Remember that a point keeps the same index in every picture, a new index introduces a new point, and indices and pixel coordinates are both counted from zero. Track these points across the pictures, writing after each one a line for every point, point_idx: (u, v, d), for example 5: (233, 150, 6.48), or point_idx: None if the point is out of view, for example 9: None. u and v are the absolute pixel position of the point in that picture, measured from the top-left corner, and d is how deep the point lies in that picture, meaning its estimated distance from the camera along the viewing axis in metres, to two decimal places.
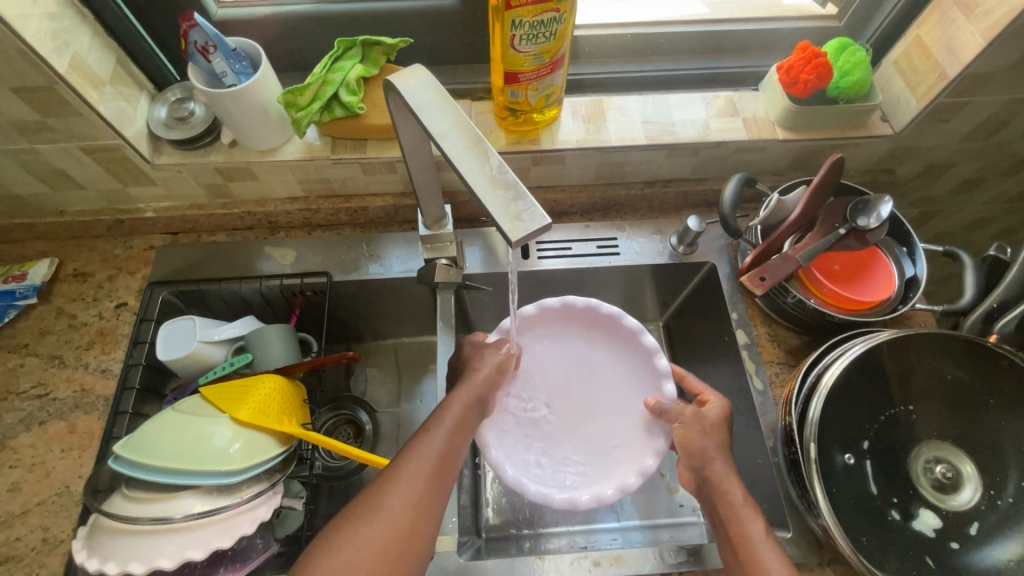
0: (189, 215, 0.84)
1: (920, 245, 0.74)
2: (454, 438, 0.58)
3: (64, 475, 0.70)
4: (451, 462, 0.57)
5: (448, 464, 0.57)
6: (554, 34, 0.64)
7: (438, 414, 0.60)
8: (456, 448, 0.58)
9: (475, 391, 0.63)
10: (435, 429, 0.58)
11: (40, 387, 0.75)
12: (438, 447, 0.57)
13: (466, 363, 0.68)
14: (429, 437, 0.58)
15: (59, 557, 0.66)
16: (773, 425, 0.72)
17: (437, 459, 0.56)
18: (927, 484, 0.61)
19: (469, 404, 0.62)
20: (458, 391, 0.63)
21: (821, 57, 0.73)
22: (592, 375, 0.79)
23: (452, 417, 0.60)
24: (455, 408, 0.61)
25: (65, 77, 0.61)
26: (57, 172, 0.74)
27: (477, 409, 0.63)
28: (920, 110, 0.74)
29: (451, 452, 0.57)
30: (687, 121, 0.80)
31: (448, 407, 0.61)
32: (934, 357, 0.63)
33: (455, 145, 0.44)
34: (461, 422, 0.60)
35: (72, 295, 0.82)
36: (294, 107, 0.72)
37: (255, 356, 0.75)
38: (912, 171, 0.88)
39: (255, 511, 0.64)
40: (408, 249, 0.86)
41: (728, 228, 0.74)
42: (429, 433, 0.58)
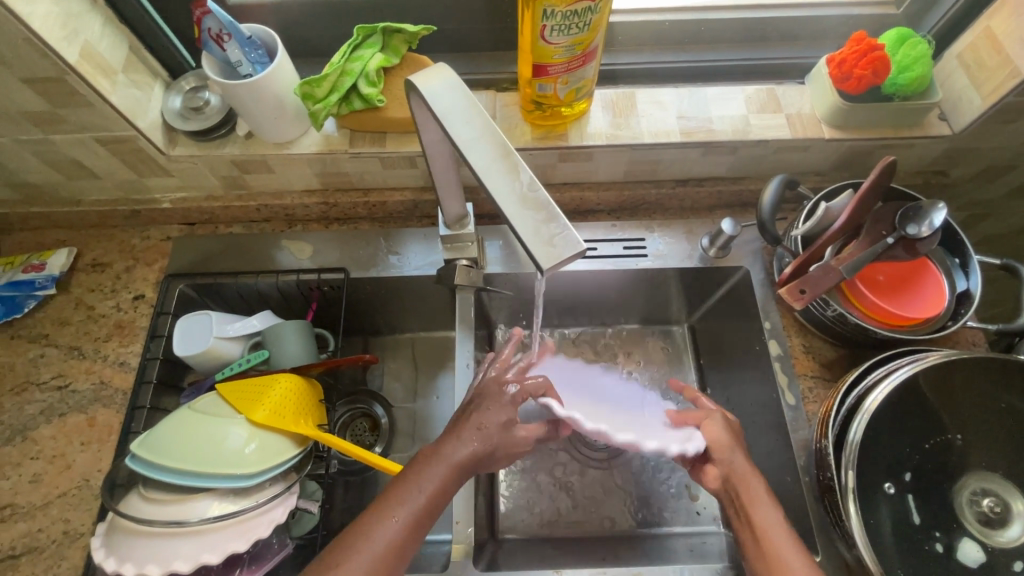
0: (205, 206, 0.82)
1: (975, 257, 0.68)
2: (425, 513, 0.54)
3: (83, 468, 0.70)
4: (414, 539, 0.53)
5: (404, 552, 0.52)
6: (588, 24, 0.59)
7: (406, 484, 0.55)
8: (420, 529, 0.54)
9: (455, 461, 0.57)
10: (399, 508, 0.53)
11: (60, 379, 0.75)
12: (397, 530, 0.52)
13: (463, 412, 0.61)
14: (391, 512, 0.53)
15: (79, 550, 0.66)
16: (805, 443, 0.69)
17: (393, 547, 0.52)
18: (972, 518, 0.58)
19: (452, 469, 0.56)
20: (439, 452, 0.57)
21: (878, 50, 0.67)
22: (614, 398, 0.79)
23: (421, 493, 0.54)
24: (432, 476, 0.56)
25: (75, 68, 0.59)
26: (72, 162, 0.73)
27: (450, 486, 0.57)
28: (983, 111, 0.68)
29: (413, 530, 0.53)
30: (726, 117, 0.75)
31: (419, 478, 0.55)
32: (986, 383, 0.59)
33: (481, 157, 0.41)
34: (435, 498, 0.55)
35: (90, 286, 0.81)
36: (312, 99, 0.70)
37: (271, 354, 0.74)
38: (966, 174, 0.81)
39: (270, 514, 0.63)
40: (428, 245, 0.83)
41: (766, 234, 0.69)
42: (392, 509, 0.53)
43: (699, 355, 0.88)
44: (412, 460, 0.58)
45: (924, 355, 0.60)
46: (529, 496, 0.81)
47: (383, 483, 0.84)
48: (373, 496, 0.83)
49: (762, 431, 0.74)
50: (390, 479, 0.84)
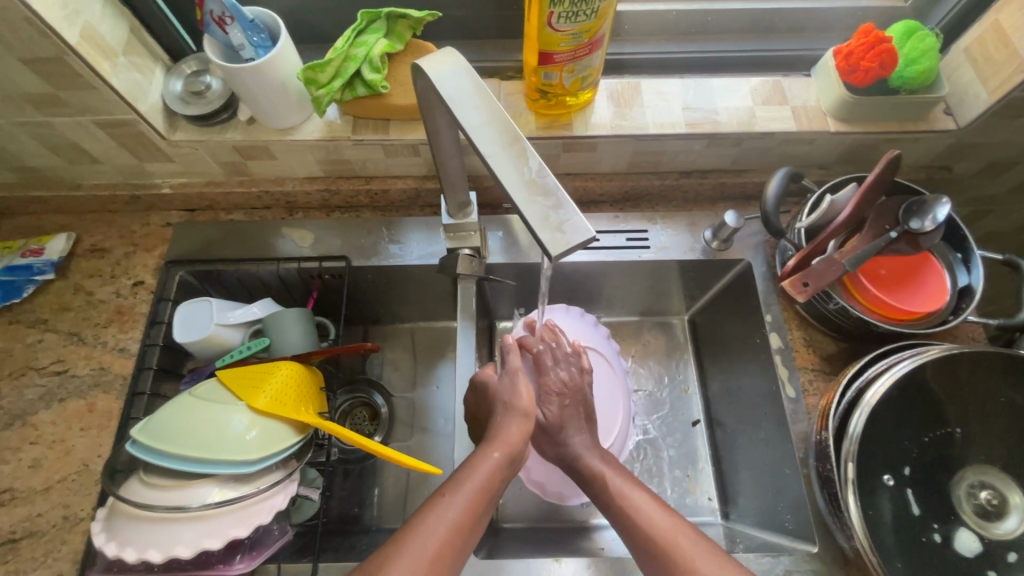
0: (206, 192, 0.81)
1: (978, 252, 0.69)
2: (478, 505, 0.53)
3: (83, 453, 0.70)
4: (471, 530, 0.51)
5: (452, 547, 0.49)
6: (595, 12, 0.59)
7: (457, 478, 0.54)
8: (472, 523, 0.51)
9: (507, 448, 0.57)
10: (450, 496, 0.52)
11: (59, 364, 0.75)
12: (452, 517, 0.50)
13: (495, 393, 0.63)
14: (443, 502, 0.51)
15: (79, 535, 0.66)
16: (804, 435, 0.69)
17: (443, 539, 0.49)
18: (969, 510, 0.58)
19: (501, 462, 0.56)
20: (486, 447, 0.57)
21: (886, 43, 0.66)
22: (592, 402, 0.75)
23: (474, 483, 0.53)
24: (483, 469, 0.55)
25: (76, 49, 0.58)
26: (71, 146, 0.72)
27: (502, 477, 0.56)
28: (989, 105, 0.68)
29: (468, 520, 0.51)
30: (731, 108, 0.75)
31: (472, 468, 0.55)
32: (988, 377, 0.59)
33: (490, 143, 0.41)
34: (485, 494, 0.53)
35: (90, 271, 0.80)
36: (315, 84, 0.69)
37: (272, 341, 0.74)
38: (970, 169, 0.82)
39: (272, 501, 0.63)
40: (429, 234, 0.83)
41: (769, 226, 0.69)
42: (444, 498, 0.52)
43: (699, 347, 0.88)
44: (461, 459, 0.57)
45: (926, 349, 0.60)
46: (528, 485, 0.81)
47: (383, 472, 0.84)
48: (373, 484, 0.83)
49: (761, 423, 0.75)
50: (389, 467, 0.84)
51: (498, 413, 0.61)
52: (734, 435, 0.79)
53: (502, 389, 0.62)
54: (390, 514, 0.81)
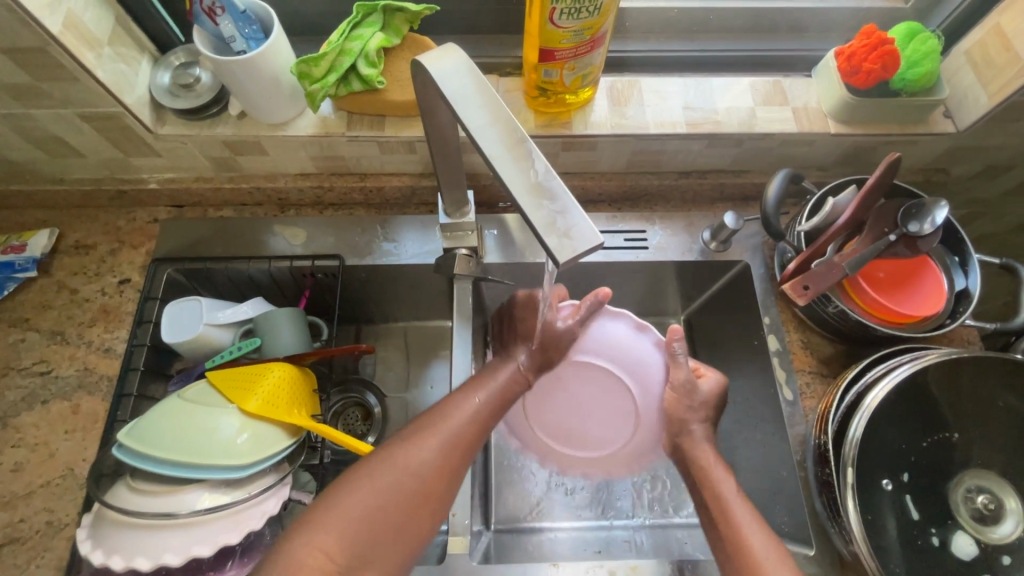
0: (195, 188, 0.79)
1: (975, 256, 0.69)
2: (461, 446, 0.58)
3: (67, 457, 0.68)
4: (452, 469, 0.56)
5: (472, 441, 0.59)
6: (598, 8, 0.57)
7: (475, 383, 0.64)
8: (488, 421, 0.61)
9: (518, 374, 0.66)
10: (471, 398, 0.62)
11: (42, 364, 0.73)
12: (473, 416, 0.60)
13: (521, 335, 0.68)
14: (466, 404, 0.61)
15: (64, 541, 0.64)
16: (801, 437, 0.69)
17: (464, 432, 0.59)
18: (966, 515, 0.58)
19: (483, 406, 0.62)
20: (477, 390, 0.62)
21: (888, 44, 0.66)
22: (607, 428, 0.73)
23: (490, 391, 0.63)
24: (464, 411, 0.60)
25: (58, 39, 0.56)
26: (55, 139, 0.70)
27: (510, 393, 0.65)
28: (989, 109, 0.68)
29: (451, 460, 0.57)
30: (732, 108, 0.74)
31: (486, 379, 0.64)
32: (987, 382, 0.60)
33: (493, 145, 0.40)
34: (497, 401, 0.63)
35: (74, 268, 0.78)
36: (308, 79, 0.67)
37: (264, 341, 0.72)
38: (966, 172, 0.82)
39: (264, 505, 0.61)
40: (425, 233, 0.81)
41: (769, 229, 0.69)
42: (465, 401, 0.61)
43: (695, 348, 0.88)
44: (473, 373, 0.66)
45: (923, 354, 0.61)
46: (523, 487, 0.80)
47: None
48: None
49: (757, 425, 0.74)
50: None
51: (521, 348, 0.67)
52: (729, 437, 0.79)
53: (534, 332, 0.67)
54: None
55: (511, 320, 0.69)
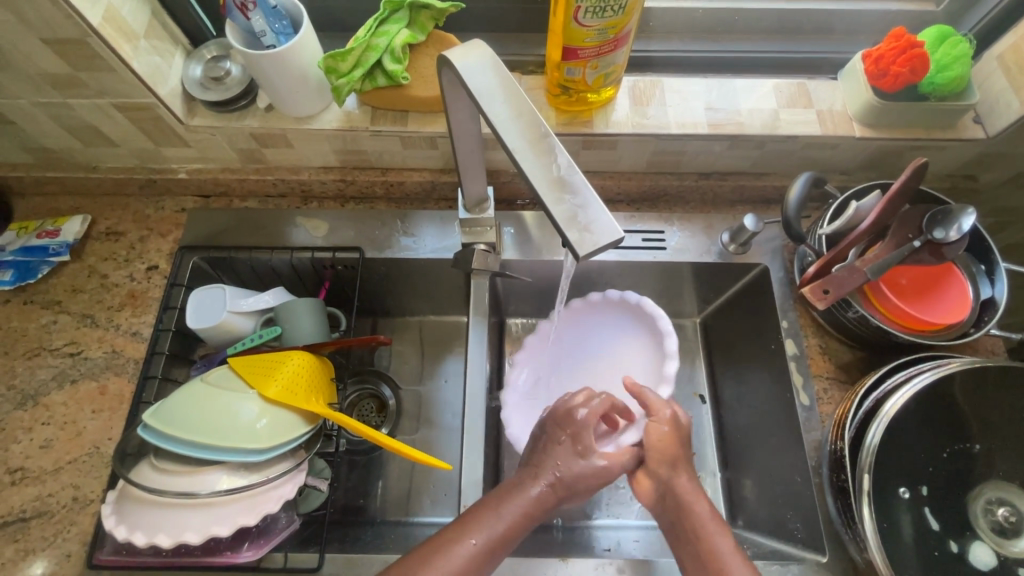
0: (221, 179, 0.81)
1: (1002, 264, 0.67)
2: None
3: (94, 435, 0.70)
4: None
5: None
6: (623, 7, 0.58)
7: (493, 515, 0.54)
8: (492, 565, 0.53)
9: (552, 494, 0.57)
10: (473, 537, 0.53)
11: (72, 345, 0.75)
12: (467, 563, 0.51)
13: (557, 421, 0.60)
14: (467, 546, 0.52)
15: (88, 516, 0.66)
16: (817, 443, 0.68)
17: None
18: (986, 527, 0.57)
19: (480, 549, 0.52)
20: (476, 531, 0.53)
21: (918, 47, 0.65)
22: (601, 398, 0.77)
23: (503, 529, 0.54)
24: (453, 561, 0.51)
25: (98, 32, 0.58)
26: (90, 128, 0.72)
27: (536, 518, 0.56)
28: (1021, 115, 0.67)
29: None
30: (755, 110, 0.74)
31: (507, 510, 0.55)
32: (1012, 393, 0.59)
33: (517, 139, 0.41)
34: (513, 534, 0.54)
35: (104, 254, 0.81)
36: (335, 73, 0.68)
37: (284, 330, 0.73)
38: (995, 179, 0.80)
39: (280, 490, 0.63)
40: (443, 228, 0.82)
41: (790, 232, 0.68)
42: (466, 541, 0.52)
43: (710, 351, 0.87)
44: (496, 488, 0.57)
45: (946, 362, 0.60)
46: None
47: (388, 464, 0.84)
48: (378, 477, 0.83)
49: (771, 429, 0.74)
50: (395, 461, 0.84)
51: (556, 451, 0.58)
52: (742, 440, 0.78)
53: (553, 454, 0.58)
54: (394, 506, 0.81)
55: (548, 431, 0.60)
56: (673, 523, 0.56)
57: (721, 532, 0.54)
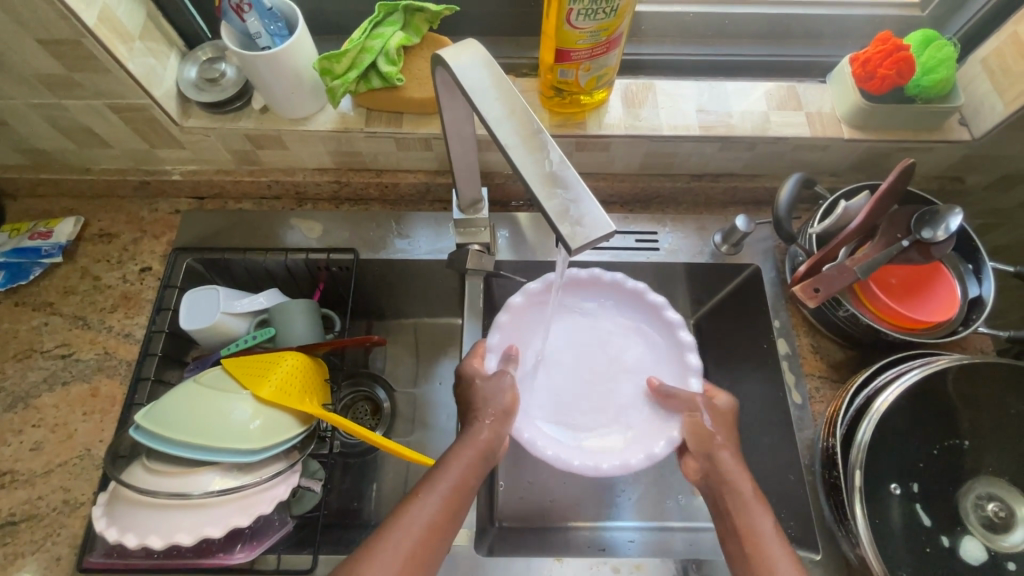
0: (216, 180, 0.81)
1: (989, 263, 0.68)
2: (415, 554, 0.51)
3: (85, 438, 0.70)
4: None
5: (433, 542, 0.53)
6: (615, 10, 0.59)
7: (440, 471, 0.56)
8: (450, 518, 0.54)
9: (485, 445, 0.59)
10: (428, 494, 0.54)
11: (64, 347, 0.75)
12: (428, 516, 0.53)
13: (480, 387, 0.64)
14: (422, 500, 0.54)
15: (79, 519, 0.66)
16: (809, 442, 0.69)
17: (420, 538, 0.52)
18: (976, 522, 0.58)
19: (441, 503, 0.54)
20: (429, 487, 0.55)
21: (904, 50, 0.66)
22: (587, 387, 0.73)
23: (449, 481, 0.56)
24: (417, 521, 0.52)
25: (93, 32, 0.58)
26: (83, 129, 0.72)
27: (486, 464, 0.59)
28: (1005, 117, 0.68)
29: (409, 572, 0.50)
30: (746, 112, 0.75)
31: (453, 464, 0.57)
32: (1000, 389, 0.60)
33: (509, 135, 0.41)
34: (465, 484, 0.56)
35: (97, 256, 0.80)
36: (330, 75, 0.69)
37: (277, 331, 0.73)
38: (982, 181, 0.81)
39: (273, 491, 0.63)
40: (438, 229, 0.82)
41: (781, 231, 0.69)
42: (421, 497, 0.54)
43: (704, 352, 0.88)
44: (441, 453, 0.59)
45: (935, 359, 0.60)
46: (530, 484, 0.80)
47: (382, 466, 0.84)
48: (372, 479, 0.83)
49: (764, 428, 0.74)
50: (389, 463, 0.84)
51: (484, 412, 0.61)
52: None
53: (484, 395, 0.63)
54: (388, 508, 0.81)
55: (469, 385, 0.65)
56: (714, 499, 0.59)
57: (766, 516, 0.56)
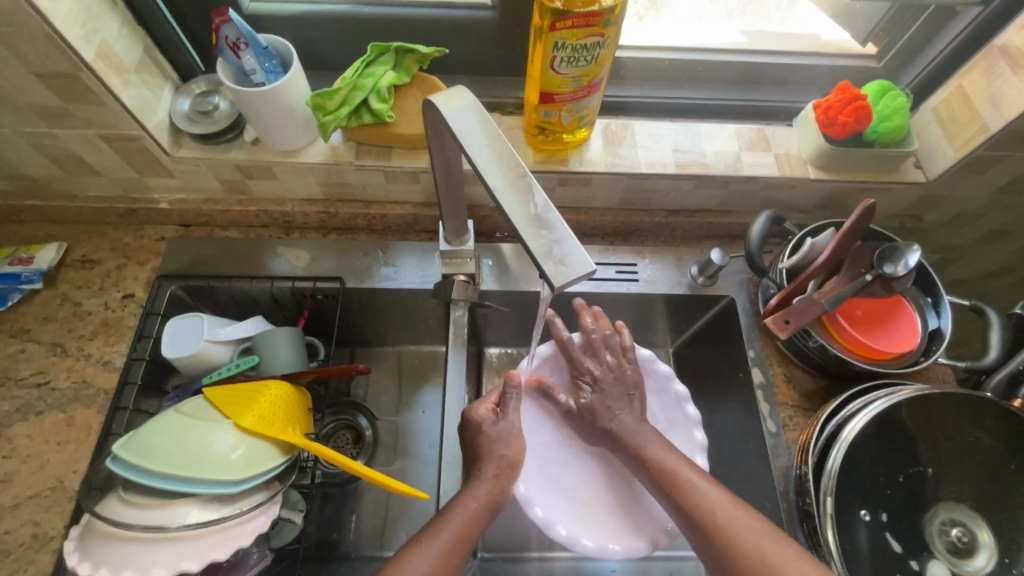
0: (204, 209, 0.82)
1: (946, 297, 0.73)
2: None
3: (58, 469, 0.68)
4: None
5: None
6: (595, 58, 0.63)
7: (435, 524, 0.57)
8: (450, 570, 0.55)
9: (491, 496, 0.60)
10: (428, 544, 0.55)
11: (40, 375, 0.74)
12: (427, 566, 0.53)
13: (474, 443, 0.63)
14: (421, 549, 0.55)
15: (47, 554, 0.64)
16: (784, 469, 0.70)
17: None
18: (941, 547, 0.61)
19: (440, 556, 0.55)
20: (430, 535, 0.56)
21: (862, 99, 0.72)
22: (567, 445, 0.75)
23: (450, 531, 0.56)
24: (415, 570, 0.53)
25: (91, 66, 0.60)
26: (73, 157, 0.73)
27: (489, 515, 0.59)
28: (956, 161, 0.73)
29: None
30: (719, 152, 0.79)
31: (451, 515, 0.57)
32: (961, 418, 0.63)
33: (497, 178, 0.44)
34: (463, 538, 0.56)
35: (79, 282, 0.80)
36: (322, 110, 0.71)
37: (261, 359, 0.73)
38: (938, 220, 0.87)
39: (253, 523, 0.62)
40: (424, 259, 0.84)
41: (753, 265, 0.73)
42: (421, 547, 0.55)
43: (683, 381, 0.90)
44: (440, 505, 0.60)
45: (899, 388, 0.63)
46: (512, 516, 0.80)
47: (363, 497, 0.83)
48: (353, 510, 0.82)
49: (742, 456, 0.76)
50: (371, 493, 0.83)
51: (486, 465, 0.62)
52: (715, 469, 0.80)
53: (486, 447, 0.63)
54: (368, 540, 0.80)
55: (478, 430, 0.63)
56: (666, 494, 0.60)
57: (662, 448, 0.63)
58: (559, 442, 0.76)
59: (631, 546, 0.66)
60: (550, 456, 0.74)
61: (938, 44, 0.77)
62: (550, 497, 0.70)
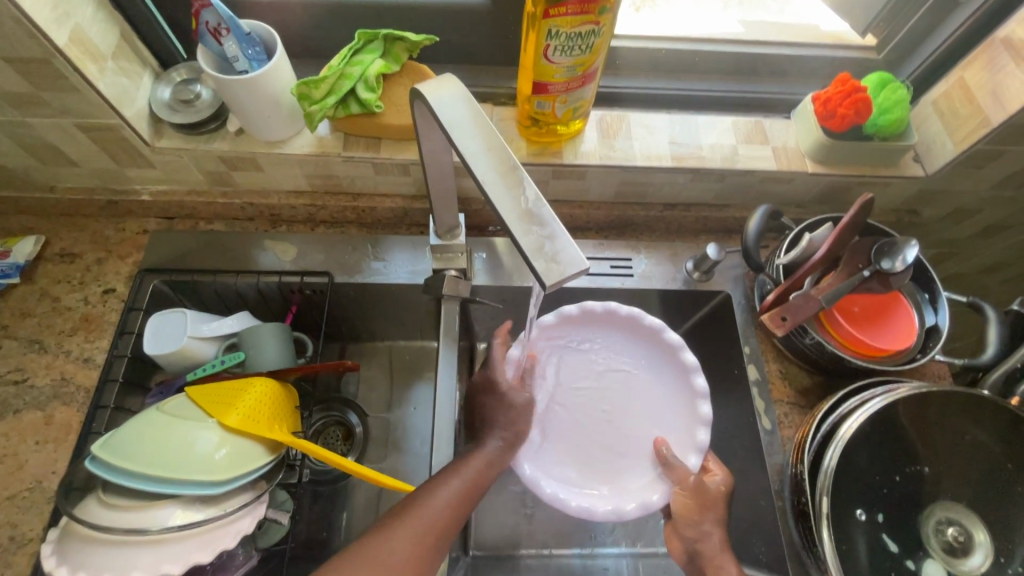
0: (187, 201, 0.79)
1: (944, 293, 0.72)
2: (433, 538, 0.53)
3: (37, 469, 0.66)
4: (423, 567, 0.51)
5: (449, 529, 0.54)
6: (590, 47, 0.61)
7: (451, 468, 0.59)
8: (463, 508, 0.56)
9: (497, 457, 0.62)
10: (443, 484, 0.57)
11: (18, 373, 0.71)
12: (444, 501, 0.55)
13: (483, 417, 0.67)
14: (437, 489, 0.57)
15: (26, 557, 0.62)
16: (779, 467, 0.69)
17: (437, 523, 0.54)
18: (936, 547, 0.60)
19: (456, 493, 0.57)
20: (445, 477, 0.58)
21: (861, 92, 0.70)
22: (573, 411, 0.74)
23: (465, 476, 0.58)
24: (432, 513, 0.54)
25: (63, 52, 0.57)
26: (49, 147, 0.70)
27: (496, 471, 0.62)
28: (955, 156, 0.72)
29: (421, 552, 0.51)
30: (716, 145, 0.78)
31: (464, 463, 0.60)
32: (959, 417, 0.62)
33: (487, 171, 0.42)
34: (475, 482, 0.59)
35: (58, 277, 0.77)
36: (308, 100, 0.69)
37: (247, 355, 0.71)
38: (936, 215, 0.86)
39: (238, 524, 0.60)
40: (414, 253, 0.82)
41: (750, 260, 0.71)
42: (437, 486, 0.57)
43: None
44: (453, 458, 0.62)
45: (897, 386, 0.62)
46: (505, 514, 0.79)
47: (353, 495, 0.81)
48: (343, 508, 0.80)
49: (736, 454, 0.75)
50: (361, 491, 0.82)
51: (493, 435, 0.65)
52: None
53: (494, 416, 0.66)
54: (358, 539, 0.79)
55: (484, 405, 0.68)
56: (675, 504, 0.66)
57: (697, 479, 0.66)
58: (563, 406, 0.74)
59: (648, 502, 0.66)
60: (559, 429, 0.72)
61: (939, 35, 0.75)
62: (558, 470, 0.69)
